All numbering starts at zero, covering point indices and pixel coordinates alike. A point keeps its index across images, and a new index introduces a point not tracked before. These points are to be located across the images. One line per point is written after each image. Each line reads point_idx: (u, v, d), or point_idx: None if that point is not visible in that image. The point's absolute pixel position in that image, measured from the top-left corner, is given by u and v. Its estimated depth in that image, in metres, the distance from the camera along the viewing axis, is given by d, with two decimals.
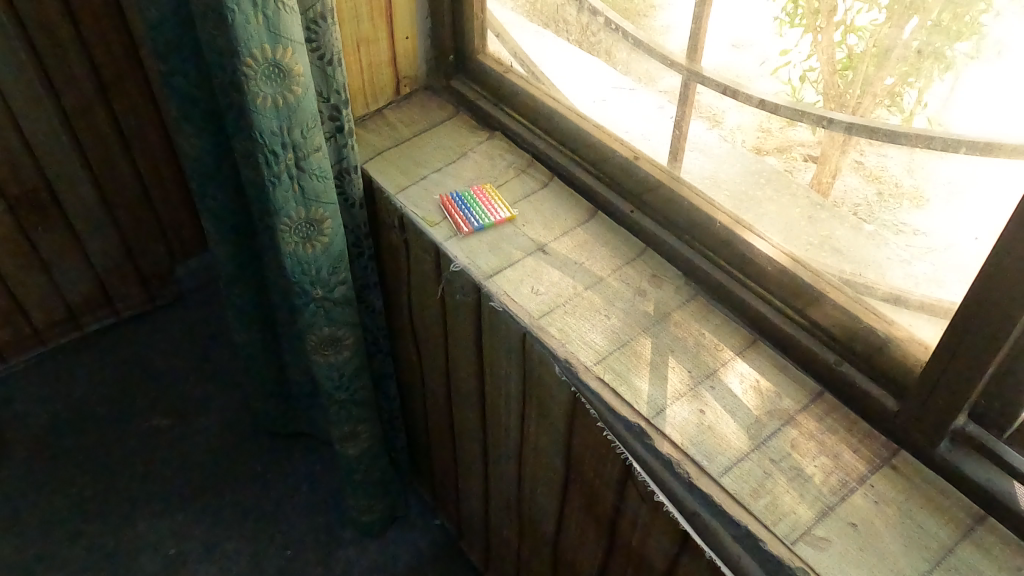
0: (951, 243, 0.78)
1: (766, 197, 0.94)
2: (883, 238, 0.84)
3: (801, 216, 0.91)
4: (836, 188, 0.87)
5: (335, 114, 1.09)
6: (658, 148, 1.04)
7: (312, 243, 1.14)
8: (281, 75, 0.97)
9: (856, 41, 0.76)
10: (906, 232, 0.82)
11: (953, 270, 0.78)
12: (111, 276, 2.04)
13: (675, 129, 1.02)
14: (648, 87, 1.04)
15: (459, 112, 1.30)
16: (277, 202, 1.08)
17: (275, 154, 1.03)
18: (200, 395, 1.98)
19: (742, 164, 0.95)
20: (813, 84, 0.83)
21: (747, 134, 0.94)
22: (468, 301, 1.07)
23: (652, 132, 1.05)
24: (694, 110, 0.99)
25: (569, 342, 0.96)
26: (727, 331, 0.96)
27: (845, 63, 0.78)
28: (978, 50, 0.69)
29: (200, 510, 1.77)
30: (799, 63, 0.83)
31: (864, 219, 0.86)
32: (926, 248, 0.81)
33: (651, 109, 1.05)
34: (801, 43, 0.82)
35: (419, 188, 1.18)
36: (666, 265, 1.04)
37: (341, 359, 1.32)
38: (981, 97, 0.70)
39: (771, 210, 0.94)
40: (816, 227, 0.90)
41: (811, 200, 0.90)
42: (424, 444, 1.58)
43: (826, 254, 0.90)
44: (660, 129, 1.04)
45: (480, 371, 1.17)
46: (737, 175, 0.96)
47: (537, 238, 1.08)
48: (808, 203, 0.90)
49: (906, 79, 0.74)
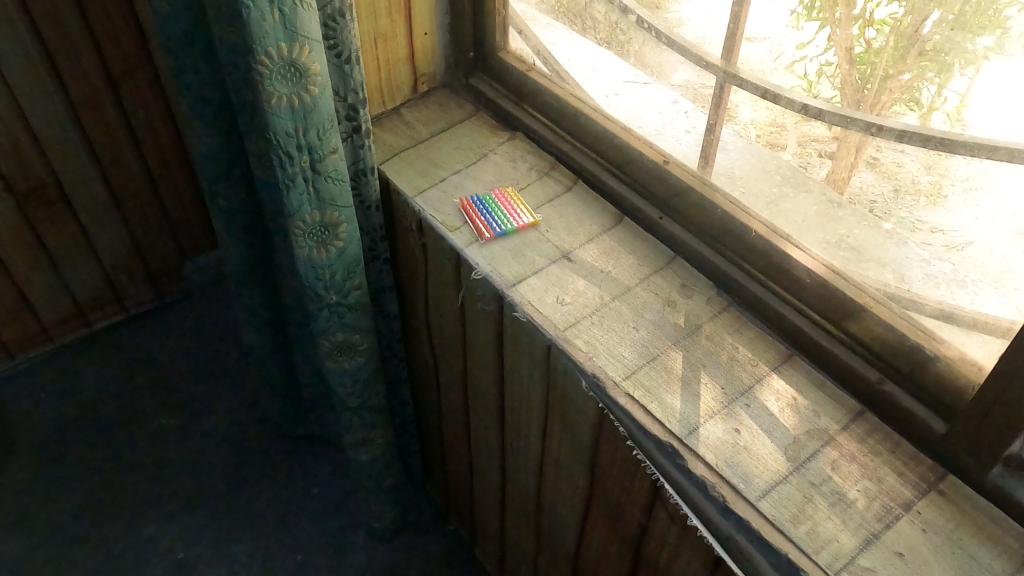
0: (991, 249, 0.76)
1: (789, 199, 0.91)
2: (902, 237, 0.83)
3: (817, 212, 0.89)
4: (853, 183, 0.85)
5: (352, 114, 1.05)
6: (689, 150, 1.00)
7: (326, 247, 1.11)
8: (297, 73, 0.93)
9: (874, 35, 0.74)
10: (923, 230, 0.81)
11: (974, 269, 0.78)
12: (120, 273, 2.00)
13: (703, 130, 0.98)
14: (664, 81, 1.01)
15: (479, 111, 1.26)
16: (292, 205, 1.04)
17: (290, 156, 0.99)
18: (210, 395, 1.95)
19: (757, 159, 0.94)
20: (830, 78, 0.81)
21: (760, 128, 0.92)
22: (489, 310, 1.03)
23: (684, 133, 1.01)
24: (727, 114, 0.95)
25: (596, 354, 0.92)
26: (762, 345, 0.92)
27: (862, 57, 0.76)
28: (1003, 44, 0.67)
29: (210, 512, 1.74)
30: (815, 57, 0.81)
31: (878, 215, 0.84)
32: (947, 245, 0.79)
33: (664, 103, 1.02)
34: (818, 36, 0.79)
35: (438, 191, 1.13)
36: (697, 275, 1.00)
37: (356, 365, 1.28)
38: (998, 97, 0.68)
39: (791, 210, 0.91)
40: (833, 225, 0.88)
41: (827, 197, 0.88)
42: (438, 449, 1.55)
43: (860, 264, 0.87)
44: (691, 132, 1.00)
45: (500, 381, 1.13)
46: (775, 182, 0.92)
47: (561, 244, 1.04)
48: (823, 200, 0.88)
49: (926, 73, 0.72)
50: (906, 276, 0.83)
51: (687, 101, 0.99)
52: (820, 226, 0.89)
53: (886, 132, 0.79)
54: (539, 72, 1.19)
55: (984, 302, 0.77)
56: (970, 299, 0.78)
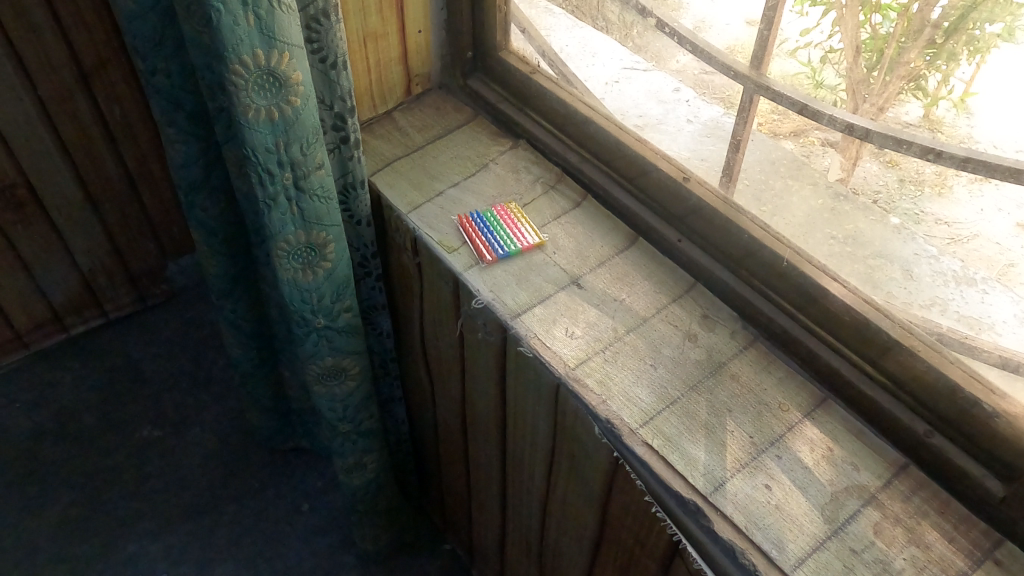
0: (1010, 253, 0.69)
1: (797, 194, 0.82)
2: (908, 230, 0.75)
3: (821, 208, 0.80)
4: (857, 173, 0.76)
5: (339, 124, 0.96)
6: (713, 164, 0.90)
7: (312, 269, 1.01)
8: (276, 83, 0.83)
9: (882, 20, 0.67)
10: (929, 221, 0.73)
11: (980, 264, 0.71)
12: (98, 276, 1.91)
13: (728, 141, 0.87)
14: (661, 68, 0.91)
15: (478, 116, 1.16)
16: (274, 226, 0.95)
17: (271, 174, 0.90)
18: (194, 405, 1.86)
19: (762, 151, 0.84)
20: (834, 65, 0.72)
21: (762, 117, 0.83)
22: (492, 340, 0.94)
23: (709, 153, 0.90)
24: (757, 118, 0.83)
25: (610, 397, 0.83)
26: (793, 387, 0.83)
27: (869, 44, 0.69)
28: (1012, 32, 0.61)
29: (195, 530, 1.66)
30: (820, 44, 0.73)
31: (880, 206, 0.76)
32: (951, 237, 0.72)
33: (665, 91, 0.92)
34: (823, 21, 0.71)
35: (434, 206, 1.04)
36: (720, 305, 0.90)
37: (346, 390, 1.20)
38: (1007, 91, 0.63)
39: (795, 201, 0.83)
40: (838, 221, 0.79)
41: (832, 190, 0.79)
42: (434, 470, 1.47)
43: (911, 293, 0.76)
44: (715, 150, 0.89)
45: (502, 413, 1.04)
46: (806, 195, 0.81)
47: (570, 268, 0.95)
48: (826, 193, 0.79)
49: (931, 61, 0.65)
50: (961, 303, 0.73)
51: (687, 89, 0.89)
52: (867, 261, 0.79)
53: (945, 158, 0.69)
54: (544, 75, 1.09)
55: (993, 302, 0.71)
56: (979, 298, 0.72)
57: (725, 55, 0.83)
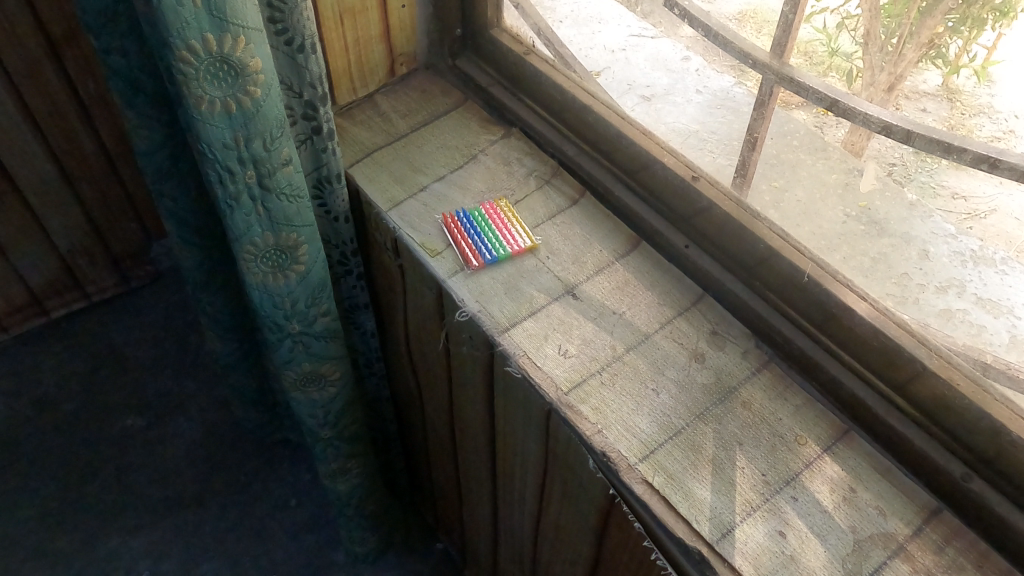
0: None
1: (815, 192, 0.71)
2: (926, 208, 0.63)
3: (835, 184, 0.68)
4: (873, 145, 0.65)
5: (310, 113, 0.87)
6: (724, 168, 0.79)
7: (284, 273, 0.92)
8: (233, 72, 0.73)
9: None
10: (944, 194, 0.62)
11: (998, 242, 0.60)
12: (78, 257, 1.82)
13: (739, 142, 0.76)
14: (672, 34, 0.78)
15: (468, 99, 1.06)
16: (237, 227, 0.86)
17: (231, 172, 0.80)
18: (180, 393, 1.79)
19: (777, 124, 0.72)
20: (850, 31, 0.61)
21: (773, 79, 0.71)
22: (479, 355, 0.86)
23: (718, 148, 0.79)
24: (779, 102, 0.71)
25: (607, 426, 0.75)
26: (811, 416, 0.74)
27: (888, 9, 0.57)
28: None
29: (179, 525, 1.60)
30: (837, 8, 0.62)
31: (897, 180, 0.64)
32: (966, 213, 0.61)
33: (673, 58, 0.78)
34: None
35: (417, 203, 0.94)
36: (731, 319, 0.81)
37: (326, 396, 1.12)
38: None
39: (806, 177, 0.71)
40: (852, 198, 0.68)
41: (845, 164, 0.67)
42: (425, 471, 1.39)
43: (946, 325, 0.66)
44: (727, 147, 0.78)
45: (491, 429, 0.96)
46: (822, 183, 0.69)
47: (565, 275, 0.86)
48: (841, 167, 0.67)
49: (954, 27, 0.54)
50: (984, 324, 0.63)
51: (696, 57, 0.76)
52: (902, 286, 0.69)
53: (1003, 170, 0.58)
54: (540, 56, 0.98)
55: (1014, 283, 0.60)
56: (999, 280, 0.61)
57: (734, 25, 0.72)
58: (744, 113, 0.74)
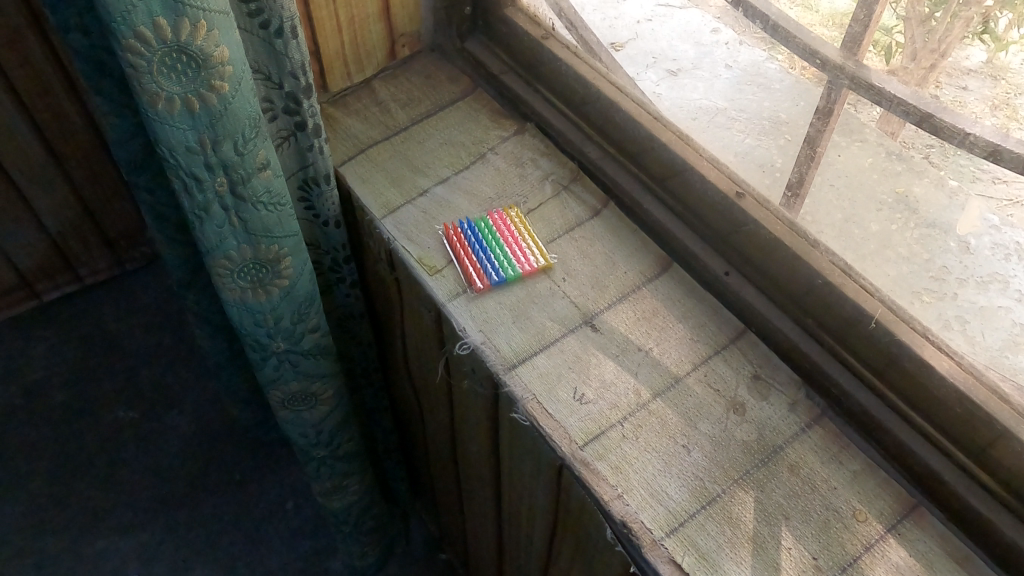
0: None
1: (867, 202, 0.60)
2: (966, 196, 0.54)
3: (870, 168, 0.59)
4: (909, 129, 0.55)
5: (292, 106, 0.75)
6: (752, 151, 0.68)
7: (265, 288, 0.81)
8: (193, 65, 0.60)
9: None
10: (985, 180, 0.53)
11: None
12: (70, 238, 1.60)
13: (770, 123, 0.65)
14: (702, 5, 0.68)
15: (477, 88, 0.93)
16: (208, 240, 0.74)
17: (198, 180, 0.68)
18: (174, 385, 1.60)
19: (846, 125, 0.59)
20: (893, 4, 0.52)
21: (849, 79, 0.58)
22: (483, 392, 0.74)
23: (749, 127, 0.67)
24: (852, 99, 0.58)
25: (628, 490, 0.63)
26: (872, 487, 0.62)
27: None
28: None
29: (169, 527, 1.43)
30: None
31: (935, 164, 0.55)
32: (1008, 198, 0.52)
33: (703, 31, 0.67)
34: None
35: (416, 209, 0.83)
36: (777, 362, 0.69)
37: (317, 414, 1.01)
38: None
39: (836, 161, 0.61)
40: (888, 184, 0.58)
41: (882, 147, 0.58)
42: (426, 485, 1.27)
43: (986, 329, 0.56)
44: (758, 127, 0.66)
45: (495, 467, 0.83)
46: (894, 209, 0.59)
47: (582, 302, 0.74)
48: (877, 151, 0.58)
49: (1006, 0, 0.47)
50: None
51: (727, 29, 0.65)
52: (961, 318, 0.57)
53: None
54: (561, 41, 0.85)
55: None
56: None
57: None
58: (783, 99, 0.63)
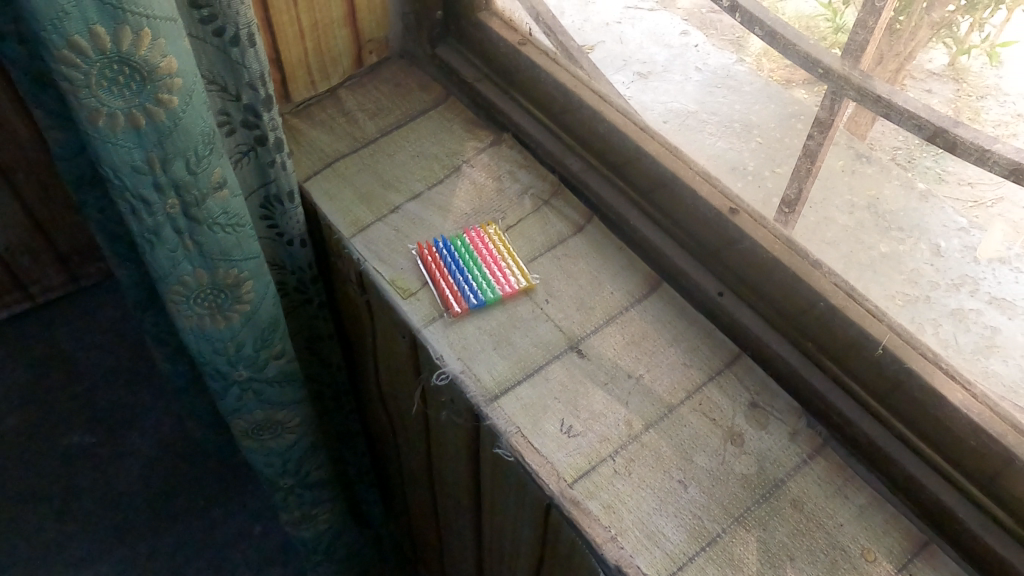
0: None
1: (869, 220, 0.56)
2: (937, 198, 0.51)
3: (841, 170, 0.56)
4: (877, 131, 0.52)
5: (251, 119, 0.69)
6: (725, 153, 0.64)
7: (224, 314, 0.75)
8: (138, 77, 0.55)
9: None
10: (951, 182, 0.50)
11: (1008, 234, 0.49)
12: (18, 256, 1.47)
13: (740, 126, 0.61)
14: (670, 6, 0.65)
15: (449, 96, 0.88)
16: (160, 264, 0.68)
17: (147, 201, 0.62)
18: (133, 406, 1.50)
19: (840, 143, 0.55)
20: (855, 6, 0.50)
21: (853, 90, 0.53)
22: (463, 424, 0.69)
23: (719, 130, 0.63)
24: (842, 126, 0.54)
25: (622, 531, 0.59)
26: (879, 523, 0.59)
27: None
28: None
29: (129, 559, 1.34)
30: None
31: (902, 166, 0.52)
32: (974, 201, 0.50)
33: (670, 33, 0.64)
34: None
35: (387, 227, 0.77)
36: (775, 388, 0.65)
37: (284, 443, 0.95)
38: None
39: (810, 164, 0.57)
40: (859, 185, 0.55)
41: (851, 149, 0.55)
42: (399, 509, 1.21)
43: (958, 330, 0.54)
44: (727, 130, 0.62)
45: (476, 499, 0.78)
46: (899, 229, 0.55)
47: (567, 326, 0.70)
48: (847, 153, 0.55)
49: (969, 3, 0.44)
50: (999, 327, 0.51)
51: (696, 31, 0.62)
52: (935, 322, 0.55)
53: None
54: (538, 46, 0.80)
55: None
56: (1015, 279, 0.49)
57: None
58: (754, 103, 0.59)
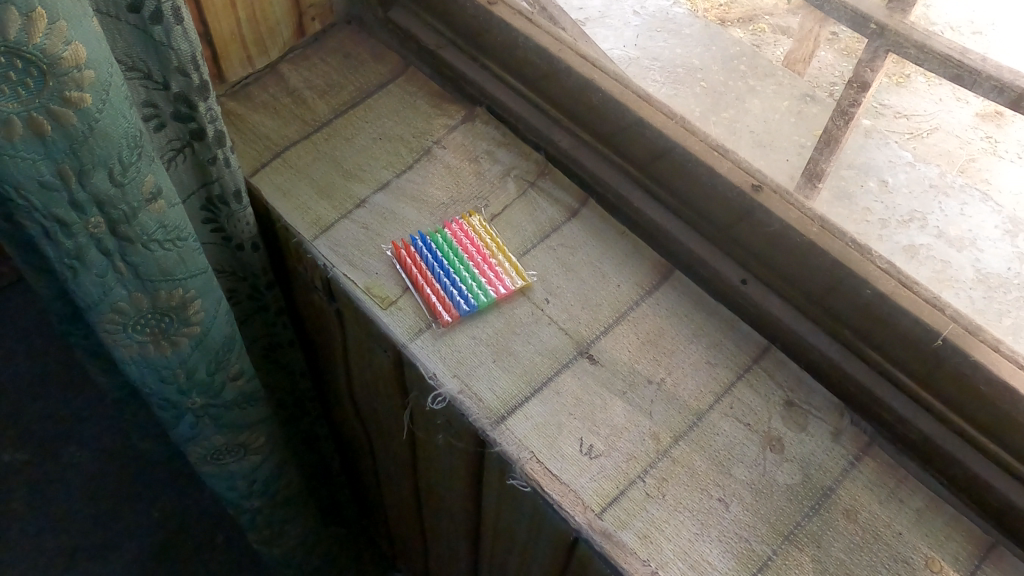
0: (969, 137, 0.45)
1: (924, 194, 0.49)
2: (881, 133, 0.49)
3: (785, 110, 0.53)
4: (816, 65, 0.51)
5: (184, 110, 0.58)
6: (670, 100, 0.60)
7: (170, 339, 0.64)
8: (35, 72, 0.43)
9: None
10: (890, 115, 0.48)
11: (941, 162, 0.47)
12: None
13: (683, 71, 0.58)
14: None
15: (409, 67, 0.77)
16: (88, 292, 0.57)
17: (63, 223, 0.51)
18: (64, 418, 1.30)
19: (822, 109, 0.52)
20: None
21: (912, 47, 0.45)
22: (463, 448, 0.60)
23: (663, 74, 0.59)
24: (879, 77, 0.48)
25: (663, 564, 0.52)
26: (939, 527, 0.53)
27: None
28: None
29: None
30: None
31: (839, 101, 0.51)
32: (909, 132, 0.48)
33: None
34: None
35: (354, 225, 0.67)
36: (811, 384, 0.59)
37: (247, 465, 0.85)
38: None
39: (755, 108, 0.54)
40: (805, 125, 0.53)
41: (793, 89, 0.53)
42: (375, 515, 1.13)
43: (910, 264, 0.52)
44: (672, 75, 0.59)
45: (476, 522, 0.70)
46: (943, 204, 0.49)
47: (572, 328, 0.62)
48: (789, 92, 0.53)
49: None
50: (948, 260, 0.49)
51: None
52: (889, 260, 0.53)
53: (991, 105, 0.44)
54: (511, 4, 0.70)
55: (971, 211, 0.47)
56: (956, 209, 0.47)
57: None
58: (728, 55, 0.54)
